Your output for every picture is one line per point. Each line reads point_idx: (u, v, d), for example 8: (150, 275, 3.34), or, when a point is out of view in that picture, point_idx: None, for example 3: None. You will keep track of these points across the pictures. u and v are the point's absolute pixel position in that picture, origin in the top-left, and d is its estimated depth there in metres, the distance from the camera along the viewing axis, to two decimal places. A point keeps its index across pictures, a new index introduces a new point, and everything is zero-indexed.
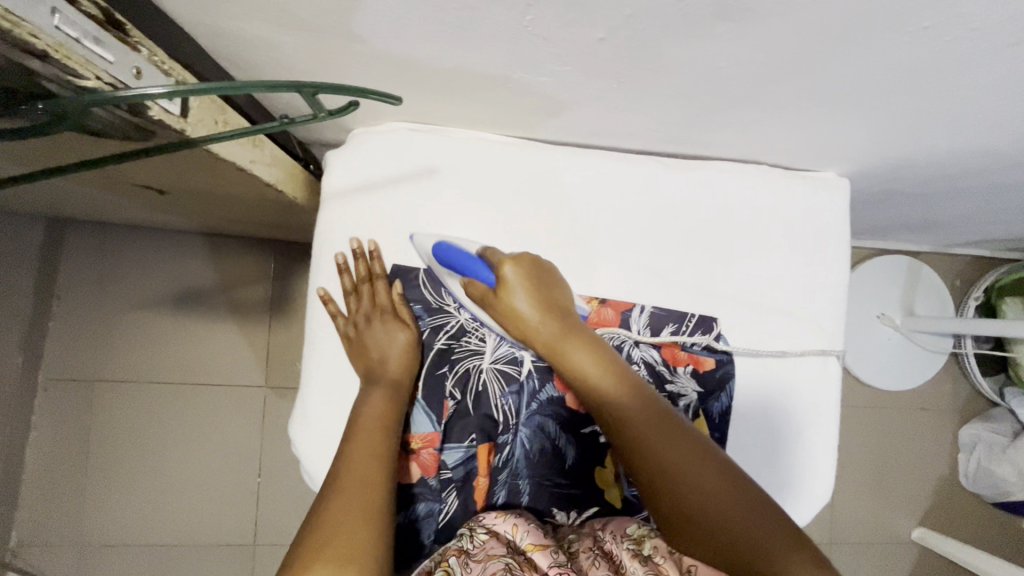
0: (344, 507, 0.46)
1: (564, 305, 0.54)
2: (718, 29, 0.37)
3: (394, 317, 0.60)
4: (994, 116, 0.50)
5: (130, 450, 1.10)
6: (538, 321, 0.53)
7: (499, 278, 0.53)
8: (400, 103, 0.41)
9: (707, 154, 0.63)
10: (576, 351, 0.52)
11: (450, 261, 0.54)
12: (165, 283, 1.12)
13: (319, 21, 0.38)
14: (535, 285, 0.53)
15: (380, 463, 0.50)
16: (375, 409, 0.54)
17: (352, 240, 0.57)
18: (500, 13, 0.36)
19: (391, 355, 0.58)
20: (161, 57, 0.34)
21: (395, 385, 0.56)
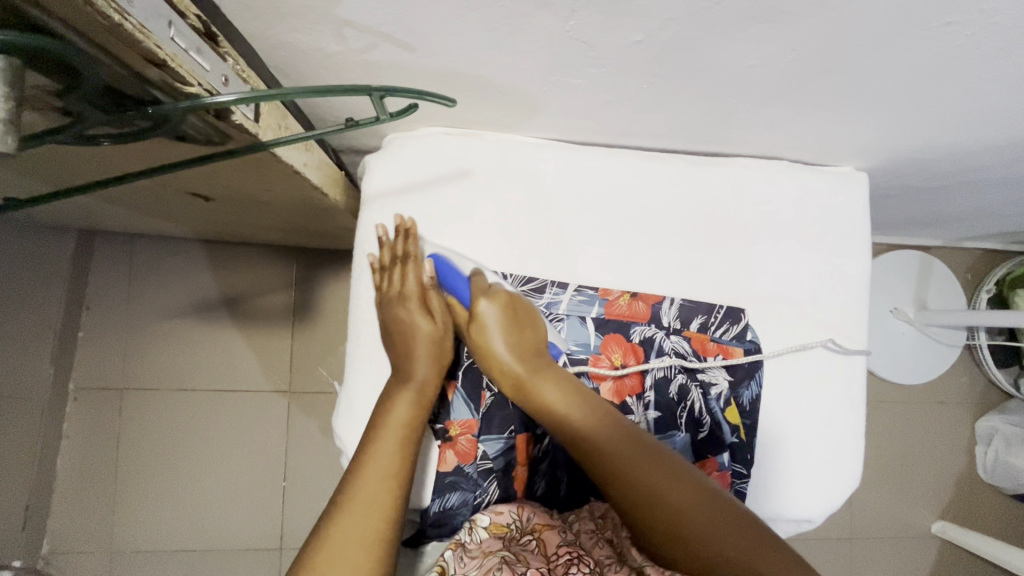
0: (346, 528, 0.45)
1: (536, 341, 0.54)
2: (752, 30, 0.39)
3: (425, 304, 0.57)
4: (1011, 109, 0.52)
5: (159, 456, 1.12)
6: (510, 357, 0.52)
7: (474, 313, 0.54)
8: (453, 104, 0.44)
9: (727, 153, 0.65)
10: (547, 386, 0.51)
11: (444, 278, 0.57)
12: (191, 292, 1.15)
13: (373, 31, 0.41)
14: (509, 322, 0.54)
15: (393, 485, 0.48)
16: (399, 414, 0.52)
17: (397, 217, 0.58)
18: (547, 21, 0.39)
19: (417, 346, 0.55)
20: (240, 65, 0.37)
21: (420, 385, 0.54)
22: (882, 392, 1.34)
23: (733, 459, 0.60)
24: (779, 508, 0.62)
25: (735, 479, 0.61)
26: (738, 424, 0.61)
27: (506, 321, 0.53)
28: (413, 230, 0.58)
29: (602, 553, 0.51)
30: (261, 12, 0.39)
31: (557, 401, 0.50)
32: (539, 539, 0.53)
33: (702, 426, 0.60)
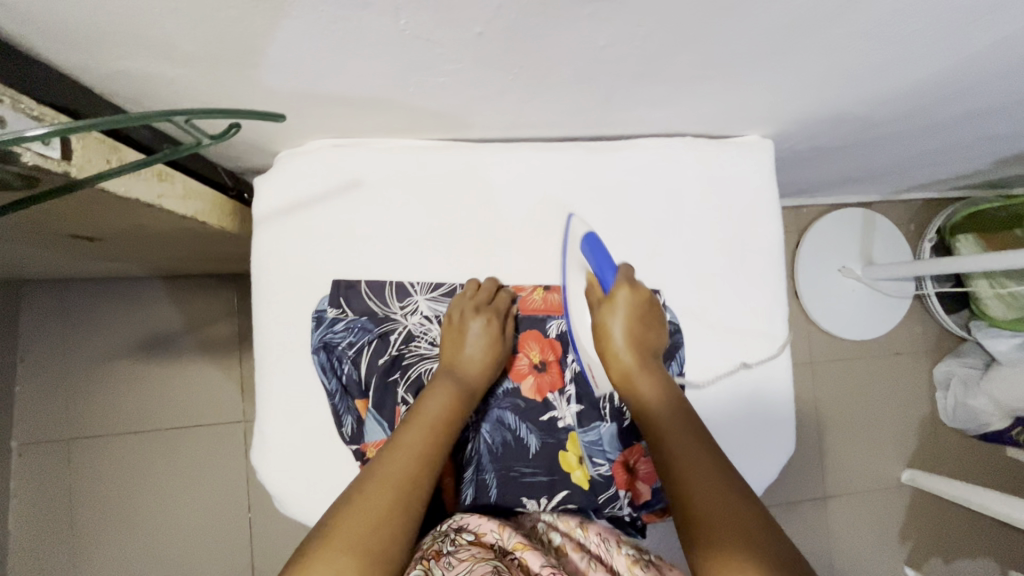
0: (369, 506, 0.45)
1: (654, 343, 0.59)
2: (589, 11, 0.38)
3: (493, 324, 0.58)
4: (885, 64, 0.52)
5: (118, 504, 1.09)
6: (624, 350, 0.57)
7: (613, 295, 0.59)
8: (282, 120, 0.41)
9: (629, 133, 0.64)
10: (647, 385, 0.56)
11: (592, 255, 0.59)
12: (131, 332, 1.11)
13: (208, 51, 0.39)
14: (634, 313, 0.58)
15: (419, 467, 0.49)
16: (438, 410, 0.53)
17: (489, 278, 0.59)
18: (378, 21, 0.37)
19: (475, 360, 0.57)
20: (26, 104, 0.36)
21: (466, 392, 0.56)
22: (841, 349, 1.36)
23: None
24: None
25: None
26: None
27: (634, 312, 0.58)
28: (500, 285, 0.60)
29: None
30: (79, 42, 0.37)
31: (653, 397, 0.55)
32: (526, 551, 0.52)
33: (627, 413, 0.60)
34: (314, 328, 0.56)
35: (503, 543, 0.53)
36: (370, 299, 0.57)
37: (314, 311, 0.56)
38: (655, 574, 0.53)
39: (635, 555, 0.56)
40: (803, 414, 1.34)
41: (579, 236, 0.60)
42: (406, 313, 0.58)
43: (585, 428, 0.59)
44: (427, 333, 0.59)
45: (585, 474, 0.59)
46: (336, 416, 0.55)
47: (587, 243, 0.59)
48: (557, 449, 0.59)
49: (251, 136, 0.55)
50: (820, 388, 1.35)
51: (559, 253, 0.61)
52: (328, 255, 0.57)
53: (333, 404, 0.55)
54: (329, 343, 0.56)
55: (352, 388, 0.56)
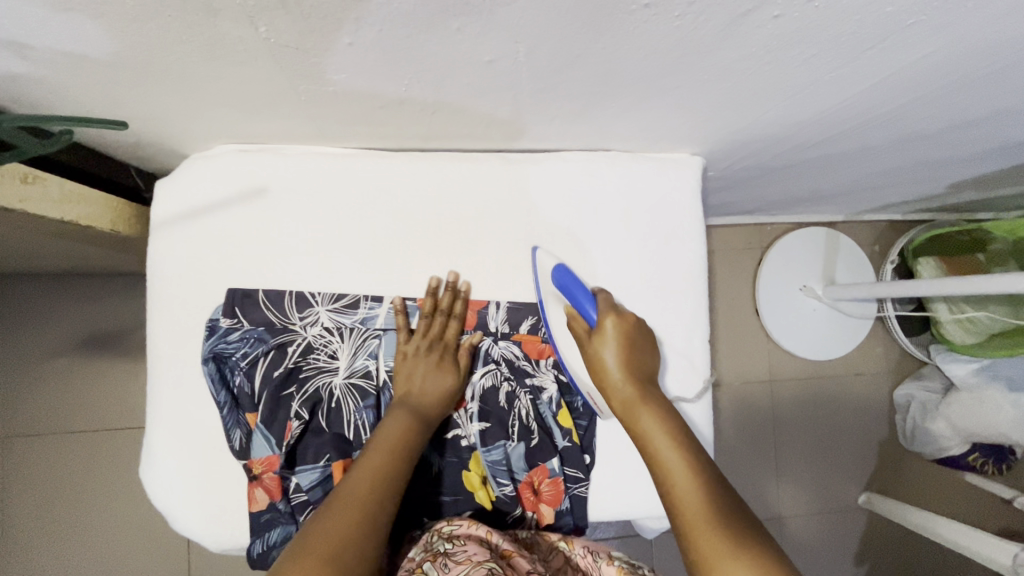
0: (332, 529, 0.43)
1: (647, 366, 0.56)
2: (457, 25, 0.37)
3: (444, 358, 0.58)
4: (797, 86, 0.50)
5: (51, 505, 1.07)
6: (620, 378, 0.54)
7: (601, 328, 0.55)
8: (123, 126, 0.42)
9: (551, 148, 0.63)
10: (646, 415, 0.53)
11: (563, 283, 0.57)
12: (72, 330, 1.10)
13: (66, 52, 0.37)
14: (626, 340, 0.55)
15: (378, 489, 0.48)
16: (394, 432, 0.52)
17: (450, 273, 0.59)
18: (236, 28, 0.36)
19: (431, 390, 0.56)
20: None
21: (427, 419, 0.55)
22: (801, 369, 1.35)
23: (564, 463, 0.58)
24: (629, 508, 0.59)
25: (571, 484, 0.59)
26: (571, 428, 0.59)
27: (626, 339, 0.55)
28: (461, 286, 0.59)
29: None
30: None
31: (654, 427, 0.52)
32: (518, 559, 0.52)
33: (532, 433, 0.59)
34: (206, 337, 0.54)
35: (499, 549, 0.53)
36: (269, 310, 0.56)
37: (208, 321, 0.55)
38: None
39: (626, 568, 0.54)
40: (761, 433, 1.32)
41: (547, 268, 0.59)
42: (306, 324, 0.56)
43: (489, 448, 0.58)
44: (326, 346, 0.57)
45: (488, 494, 0.58)
46: (224, 430, 0.54)
47: (557, 274, 0.57)
48: (460, 469, 0.58)
49: (150, 138, 0.54)
50: (779, 408, 1.34)
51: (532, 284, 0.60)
52: (229, 262, 0.55)
53: (222, 417, 0.54)
54: (220, 355, 0.54)
55: (244, 401, 0.54)
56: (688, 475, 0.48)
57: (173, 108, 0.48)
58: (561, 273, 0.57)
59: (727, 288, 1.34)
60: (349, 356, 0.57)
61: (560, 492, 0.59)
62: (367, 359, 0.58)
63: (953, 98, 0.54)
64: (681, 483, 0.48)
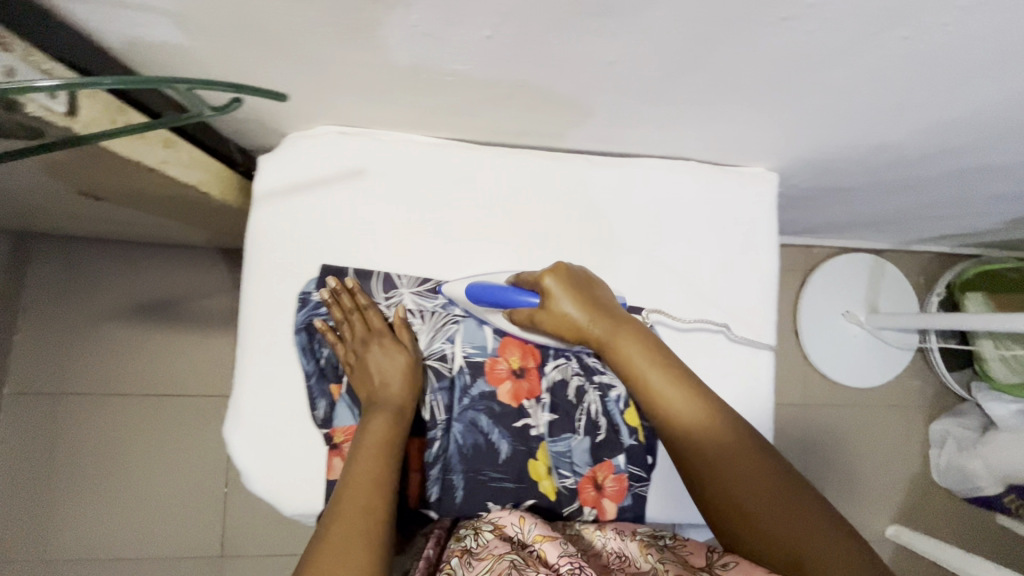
0: (337, 543, 0.46)
1: (609, 303, 0.55)
2: (594, 25, 0.39)
3: (388, 342, 0.59)
4: (893, 109, 0.51)
5: (97, 463, 1.10)
6: (589, 320, 0.54)
7: (541, 290, 0.54)
8: (287, 101, 0.44)
9: (633, 153, 0.65)
10: (630, 347, 0.53)
11: (488, 297, 0.56)
12: (129, 295, 1.13)
13: (222, 26, 0.40)
14: (577, 290, 0.54)
15: (376, 489, 0.51)
16: (377, 434, 0.54)
17: (328, 276, 0.58)
18: (388, 14, 0.38)
19: (392, 377, 0.57)
20: (36, 57, 0.38)
21: (400, 408, 0.56)
22: (836, 395, 1.34)
23: (629, 461, 0.60)
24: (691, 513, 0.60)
25: (633, 482, 0.60)
26: (637, 426, 0.60)
27: (572, 288, 0.54)
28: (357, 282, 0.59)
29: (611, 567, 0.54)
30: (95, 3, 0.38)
31: (643, 360, 0.52)
32: (544, 543, 0.53)
33: (599, 428, 0.60)
34: (299, 309, 0.58)
35: (523, 536, 0.54)
36: (357, 288, 0.59)
37: (301, 293, 0.58)
38: (680, 555, 0.53)
39: (649, 541, 0.56)
40: (791, 456, 1.32)
41: (460, 294, 0.58)
42: (390, 305, 0.60)
43: (555, 439, 0.59)
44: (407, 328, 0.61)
45: (552, 484, 0.59)
46: (310, 399, 0.57)
47: (473, 293, 0.57)
48: (528, 457, 0.59)
49: (262, 115, 0.57)
50: (811, 432, 1.33)
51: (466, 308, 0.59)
52: (323, 239, 0.58)
53: (308, 385, 0.57)
54: (312, 326, 0.58)
55: (330, 372, 0.59)
56: (695, 426, 0.49)
57: (295, 87, 0.50)
58: (472, 290, 0.57)
59: None
60: (427, 340, 0.61)
61: (623, 489, 0.60)
62: (443, 343, 0.60)
63: None
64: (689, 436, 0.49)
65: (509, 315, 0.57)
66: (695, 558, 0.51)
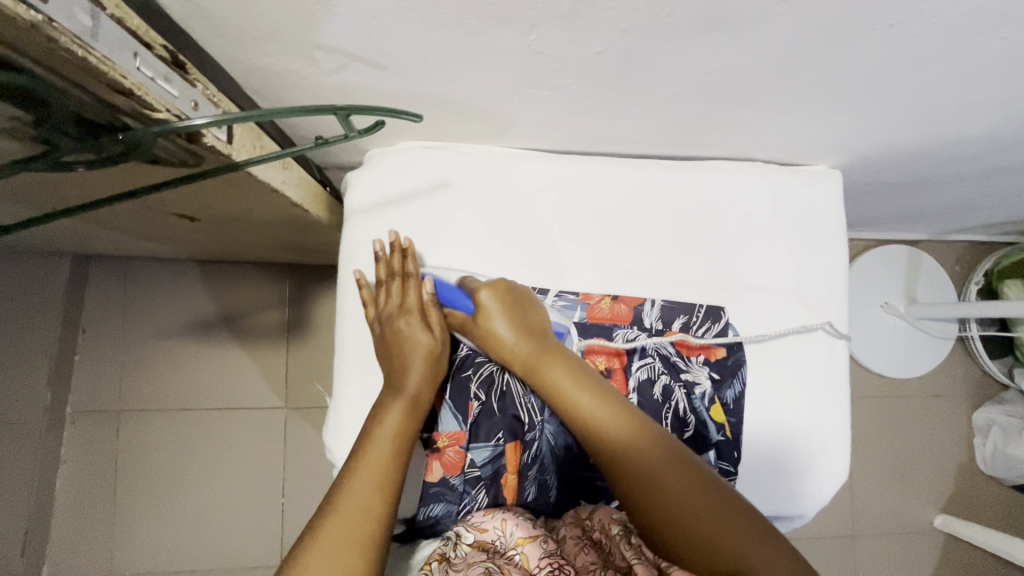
0: (332, 537, 0.44)
1: (541, 325, 0.56)
2: (706, 37, 0.41)
3: (415, 321, 0.57)
4: (972, 105, 0.53)
5: (160, 477, 1.12)
6: (518, 343, 0.55)
7: (477, 303, 0.56)
8: (421, 119, 0.46)
9: (703, 156, 0.67)
10: (556, 372, 0.53)
11: (437, 287, 0.58)
12: (187, 313, 1.16)
13: (345, 52, 0.42)
14: (511, 307, 0.56)
15: (380, 487, 0.48)
16: (392, 425, 0.52)
17: (392, 231, 0.58)
18: (510, 36, 0.40)
19: (413, 361, 0.55)
20: (212, 91, 0.40)
21: (416, 401, 0.54)
22: (878, 386, 1.35)
23: (718, 457, 0.61)
24: (777, 504, 0.63)
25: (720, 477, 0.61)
26: (724, 422, 0.61)
27: (507, 305, 0.56)
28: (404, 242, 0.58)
29: (588, 559, 0.50)
30: (235, 36, 0.40)
31: (568, 385, 0.52)
32: (527, 545, 0.51)
33: (688, 425, 0.61)
34: None
35: (503, 542, 0.52)
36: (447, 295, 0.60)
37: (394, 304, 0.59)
38: (642, 549, 0.47)
39: (620, 531, 0.49)
40: None
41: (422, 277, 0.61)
42: None
43: None
44: None
45: None
46: None
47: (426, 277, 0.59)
48: None
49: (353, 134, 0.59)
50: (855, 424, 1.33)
51: None
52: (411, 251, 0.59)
53: None
54: None
55: None
56: (622, 442, 0.49)
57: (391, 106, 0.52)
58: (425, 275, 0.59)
59: None
60: None
61: None
62: None
63: None
64: (617, 453, 0.48)
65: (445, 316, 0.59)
66: (651, 555, 0.46)
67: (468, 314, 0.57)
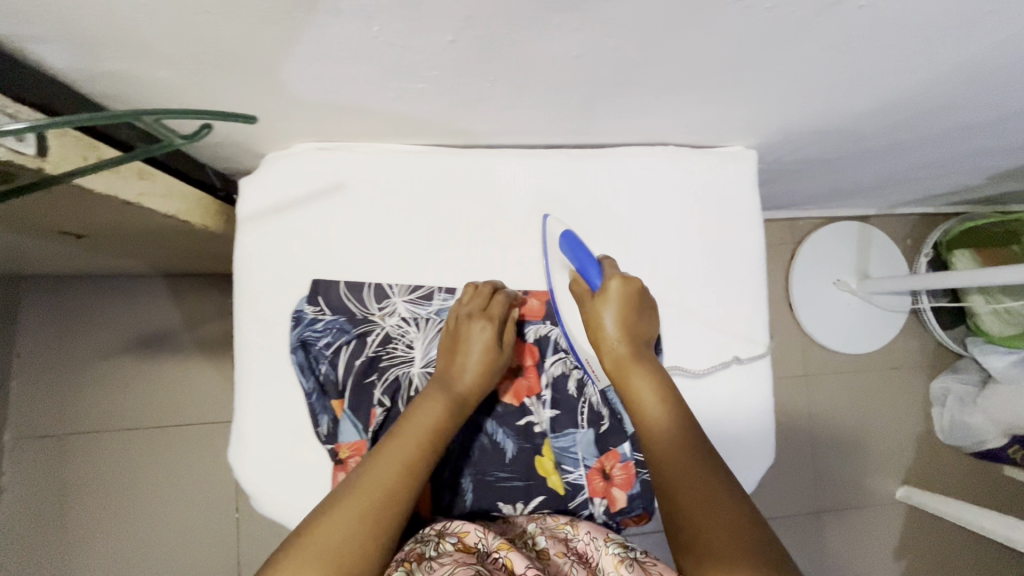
0: (347, 517, 0.44)
1: (645, 333, 0.58)
2: (556, 20, 0.39)
3: (490, 331, 0.56)
4: (862, 81, 0.52)
5: (107, 500, 1.09)
6: (617, 340, 0.57)
7: (604, 288, 0.57)
8: (253, 122, 0.45)
9: (612, 142, 0.65)
10: (638, 376, 0.56)
11: (572, 252, 0.59)
12: (127, 330, 1.13)
13: (184, 51, 0.40)
14: (627, 306, 0.57)
15: (403, 478, 0.48)
16: (430, 417, 0.52)
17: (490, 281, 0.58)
18: (350, 28, 0.38)
19: (472, 368, 0.56)
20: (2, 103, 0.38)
21: (461, 402, 0.54)
22: (835, 363, 1.35)
23: (635, 449, 0.59)
24: None
25: (641, 468, 0.59)
26: None
27: (627, 304, 0.57)
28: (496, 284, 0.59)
29: None
30: (53, 41, 0.37)
31: (647, 392, 0.55)
32: (510, 552, 0.50)
33: (603, 418, 0.60)
34: (293, 326, 0.56)
35: (486, 546, 0.51)
36: (349, 299, 0.57)
37: (294, 311, 0.56)
38: (647, 568, 0.50)
39: (620, 553, 0.52)
40: (797, 428, 1.33)
41: (556, 236, 0.60)
42: (385, 314, 0.58)
43: (559, 435, 0.60)
44: (404, 335, 0.58)
45: (560, 479, 0.59)
46: (311, 416, 0.55)
47: (564, 240, 0.59)
48: (534, 454, 0.59)
49: (237, 137, 0.56)
50: (815, 401, 1.34)
51: (540, 255, 0.61)
52: (308, 257, 0.57)
53: (309, 403, 0.55)
54: (306, 342, 0.56)
55: (329, 389, 0.56)
56: (680, 461, 0.50)
57: (265, 105, 0.50)
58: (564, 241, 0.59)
59: None
60: (424, 346, 0.59)
61: (632, 477, 0.59)
62: None
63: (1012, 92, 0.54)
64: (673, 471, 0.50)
65: (572, 282, 0.61)
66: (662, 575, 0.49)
67: (590, 290, 0.59)
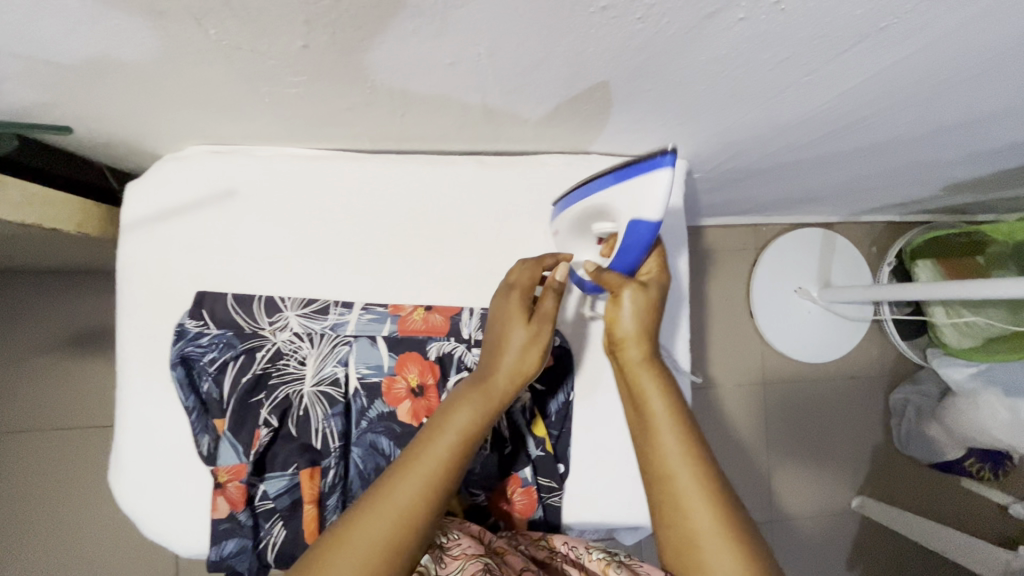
0: (366, 540, 0.37)
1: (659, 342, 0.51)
2: (412, 26, 0.35)
3: (513, 301, 0.50)
4: (775, 94, 0.49)
5: (28, 505, 1.01)
6: (636, 344, 0.49)
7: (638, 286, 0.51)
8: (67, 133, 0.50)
9: (531, 150, 0.62)
10: (652, 388, 0.48)
11: (632, 237, 0.50)
12: (53, 328, 1.03)
13: (11, 53, 0.37)
14: (649, 310, 0.50)
15: (428, 494, 0.40)
16: (459, 423, 0.44)
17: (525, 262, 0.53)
18: (185, 30, 0.35)
19: (506, 355, 0.48)
20: None
21: (491, 396, 0.46)
22: (794, 371, 1.34)
23: (537, 473, 0.59)
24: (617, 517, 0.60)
25: (543, 493, 0.59)
26: (545, 436, 0.59)
27: (647, 308, 0.50)
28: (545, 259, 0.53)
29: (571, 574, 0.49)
30: None
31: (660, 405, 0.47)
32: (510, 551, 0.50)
33: (506, 442, 0.59)
34: (174, 341, 0.53)
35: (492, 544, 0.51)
36: (237, 314, 0.55)
37: (176, 325, 0.54)
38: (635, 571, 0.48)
39: (607, 558, 0.49)
40: (752, 435, 1.31)
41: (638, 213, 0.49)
42: (276, 329, 0.55)
43: None
44: (296, 352, 0.55)
45: (461, 501, 0.58)
46: (192, 435, 0.53)
47: (637, 227, 0.50)
48: None
49: (117, 139, 0.53)
50: (772, 411, 1.32)
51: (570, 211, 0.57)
52: (198, 268, 0.55)
53: (190, 422, 0.53)
54: (188, 358, 0.53)
55: (212, 407, 0.53)
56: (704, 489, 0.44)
57: (136, 108, 0.47)
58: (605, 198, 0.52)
59: (722, 289, 1.32)
60: (318, 363, 0.55)
61: (534, 501, 0.59)
62: (335, 366, 0.55)
63: (934, 110, 0.52)
64: (694, 497, 0.43)
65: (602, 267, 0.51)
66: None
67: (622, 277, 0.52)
